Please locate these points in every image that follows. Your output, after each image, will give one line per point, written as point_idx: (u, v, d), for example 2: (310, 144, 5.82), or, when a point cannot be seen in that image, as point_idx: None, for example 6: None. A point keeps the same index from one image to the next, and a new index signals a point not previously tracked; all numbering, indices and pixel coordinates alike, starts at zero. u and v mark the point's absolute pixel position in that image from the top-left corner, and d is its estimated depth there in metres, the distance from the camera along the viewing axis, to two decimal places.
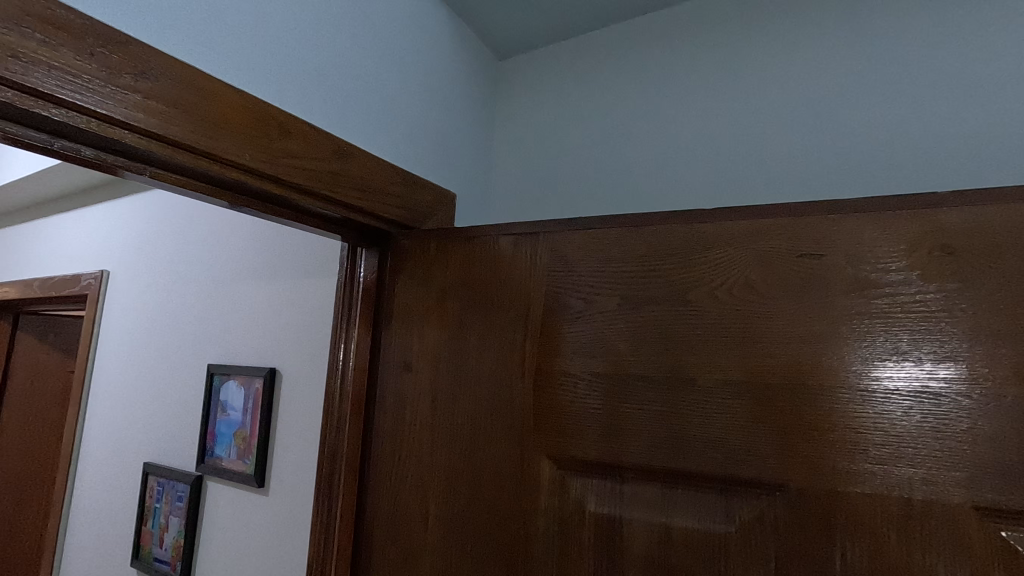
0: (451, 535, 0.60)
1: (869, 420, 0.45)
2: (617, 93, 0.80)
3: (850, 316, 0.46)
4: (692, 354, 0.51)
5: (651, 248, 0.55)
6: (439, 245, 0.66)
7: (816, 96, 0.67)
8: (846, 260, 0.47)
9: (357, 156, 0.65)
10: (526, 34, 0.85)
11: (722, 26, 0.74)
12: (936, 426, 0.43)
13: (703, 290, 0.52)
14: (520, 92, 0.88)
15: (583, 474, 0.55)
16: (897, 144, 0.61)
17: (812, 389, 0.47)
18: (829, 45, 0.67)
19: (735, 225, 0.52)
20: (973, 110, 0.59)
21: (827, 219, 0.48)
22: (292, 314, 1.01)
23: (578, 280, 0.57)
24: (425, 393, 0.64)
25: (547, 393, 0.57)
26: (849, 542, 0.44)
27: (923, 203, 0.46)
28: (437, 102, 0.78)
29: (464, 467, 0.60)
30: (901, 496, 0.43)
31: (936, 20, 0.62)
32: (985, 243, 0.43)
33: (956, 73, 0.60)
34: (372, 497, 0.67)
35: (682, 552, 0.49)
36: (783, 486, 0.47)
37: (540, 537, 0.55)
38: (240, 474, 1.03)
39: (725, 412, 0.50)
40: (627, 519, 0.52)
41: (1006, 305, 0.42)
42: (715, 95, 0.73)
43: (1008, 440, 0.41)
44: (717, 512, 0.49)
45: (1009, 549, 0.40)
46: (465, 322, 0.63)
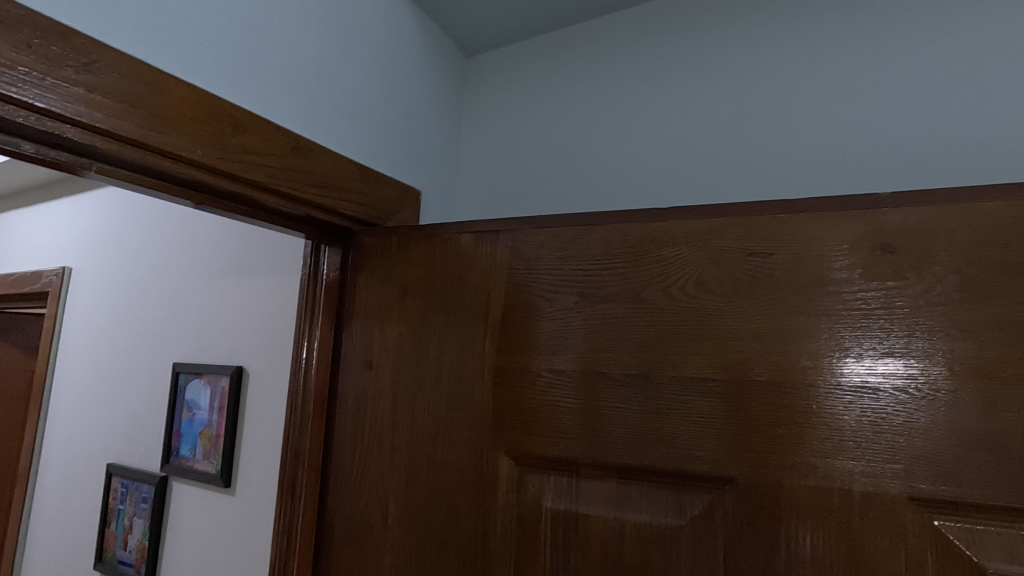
0: (411, 533, 0.60)
1: (813, 415, 0.46)
2: (582, 91, 0.80)
3: (797, 314, 0.48)
4: (646, 351, 0.52)
5: (608, 247, 0.55)
6: (400, 243, 0.66)
7: (774, 96, 0.68)
8: (792, 259, 0.48)
9: (317, 152, 0.64)
10: (492, 31, 0.85)
11: (684, 26, 0.74)
12: (875, 420, 0.44)
13: (657, 288, 0.53)
14: (487, 89, 0.88)
15: (541, 471, 0.55)
16: (849, 145, 0.63)
17: (760, 386, 0.48)
18: (785, 47, 0.68)
19: (689, 225, 0.52)
20: (920, 112, 0.60)
21: (776, 218, 0.49)
22: (257, 311, 1.00)
23: (537, 278, 0.58)
24: (386, 392, 0.64)
25: (506, 390, 0.58)
26: (794, 534, 0.46)
27: (866, 203, 0.47)
28: (401, 98, 0.77)
29: (424, 465, 0.60)
30: (842, 488, 0.45)
31: (886, 24, 0.63)
32: (922, 242, 0.45)
33: (905, 76, 0.61)
34: (333, 497, 0.66)
35: (635, 547, 0.50)
36: (732, 480, 0.48)
37: (498, 533, 0.56)
38: (206, 475, 1.01)
39: (677, 408, 0.50)
40: (583, 515, 0.53)
41: (942, 302, 0.44)
42: (677, 95, 0.73)
43: (941, 433, 0.43)
44: (669, 507, 0.50)
45: (943, 539, 0.42)
46: (426, 320, 0.63)
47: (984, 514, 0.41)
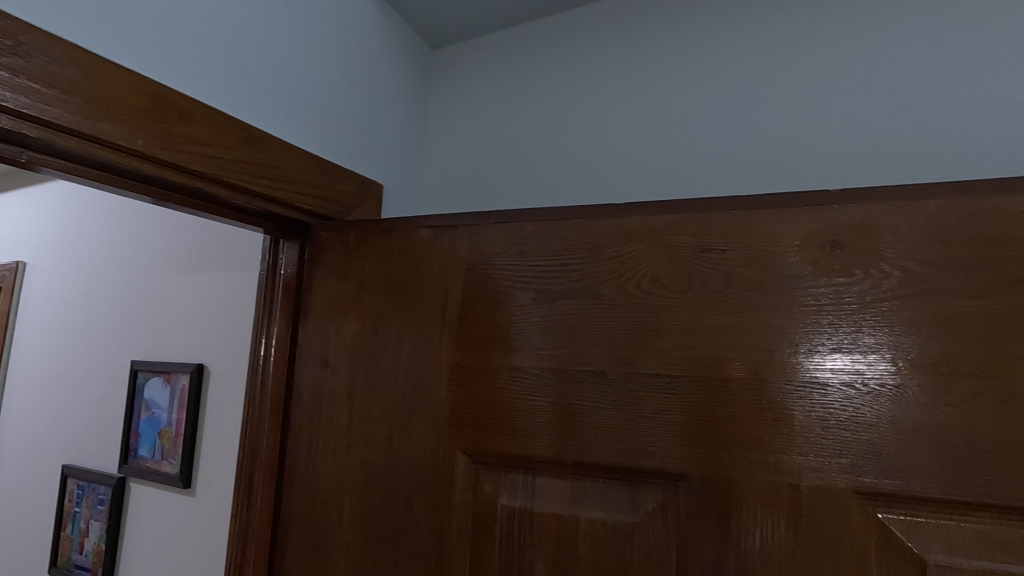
0: (366, 533, 0.59)
1: (764, 411, 0.46)
2: (546, 85, 0.79)
3: (749, 311, 0.48)
4: (602, 347, 0.52)
5: (565, 242, 0.55)
6: (357, 237, 0.64)
7: (734, 93, 0.68)
8: (745, 255, 0.49)
9: (271, 144, 0.62)
10: (456, 23, 0.84)
11: (647, 22, 0.74)
12: (823, 416, 0.45)
13: (613, 284, 0.52)
14: (452, 82, 0.87)
15: (497, 469, 0.55)
16: (806, 142, 0.63)
17: (713, 382, 0.48)
18: (747, 43, 0.68)
19: (646, 220, 0.52)
20: (873, 111, 0.61)
21: (730, 215, 0.49)
22: (217, 307, 0.97)
23: (494, 274, 0.57)
24: (342, 390, 0.63)
25: (463, 387, 0.57)
26: (744, 530, 0.46)
27: (816, 200, 0.47)
28: (362, 89, 0.75)
29: (380, 464, 0.59)
30: (791, 484, 0.45)
31: (843, 22, 0.64)
32: (870, 239, 0.45)
33: (860, 74, 0.62)
34: (288, 497, 0.65)
35: (590, 544, 0.50)
36: (684, 476, 0.48)
37: (454, 532, 0.55)
38: (164, 475, 0.98)
39: (631, 404, 0.50)
40: (538, 512, 0.52)
41: (888, 299, 0.44)
42: (640, 91, 0.73)
43: (885, 427, 0.43)
44: (623, 503, 0.50)
45: (886, 532, 0.43)
46: (383, 317, 0.61)
47: (925, 507, 0.42)
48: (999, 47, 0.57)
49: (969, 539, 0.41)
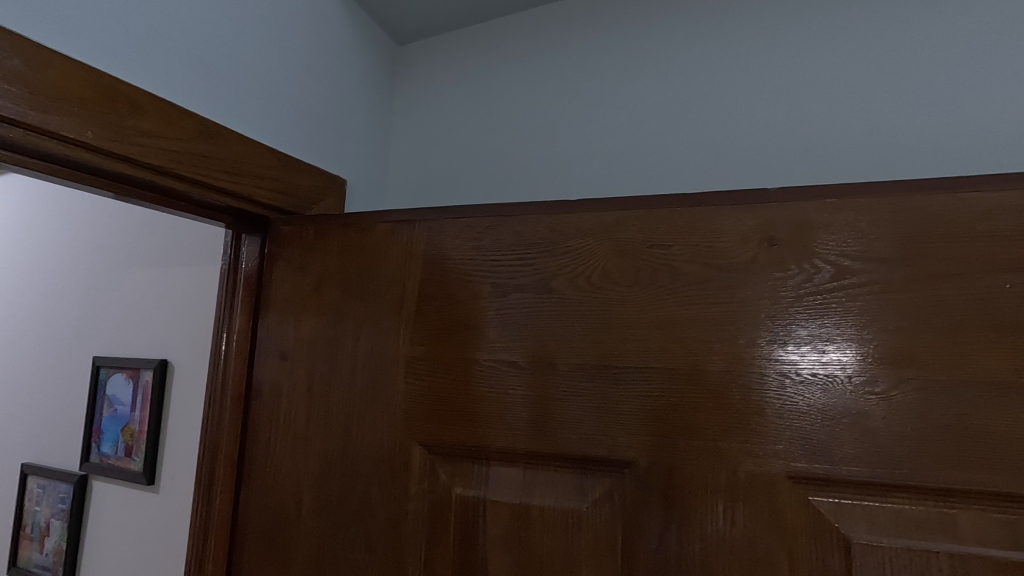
0: (324, 525, 0.59)
1: (704, 401, 0.48)
2: (509, 82, 0.80)
3: (692, 305, 0.50)
4: (554, 340, 0.53)
5: (520, 237, 0.56)
6: (317, 231, 0.65)
7: (690, 93, 0.70)
8: (690, 251, 0.50)
9: (228, 137, 0.62)
10: (421, 19, 0.84)
11: (607, 22, 0.76)
12: (760, 405, 0.47)
13: (565, 279, 0.54)
14: (416, 78, 0.87)
15: (453, 459, 0.56)
16: (756, 142, 0.66)
17: (658, 373, 0.50)
18: (702, 44, 0.70)
19: (597, 217, 0.54)
20: (819, 112, 0.63)
21: (676, 212, 0.51)
22: (180, 302, 0.96)
23: (451, 268, 0.58)
24: (301, 383, 0.63)
25: (420, 379, 0.58)
26: (685, 514, 0.48)
27: (757, 198, 0.49)
28: (324, 84, 0.75)
29: (338, 456, 0.60)
30: (729, 470, 0.47)
31: (792, 26, 0.66)
32: (805, 235, 0.48)
33: (807, 77, 0.64)
34: (247, 491, 0.65)
35: (540, 531, 0.52)
36: (630, 463, 0.50)
37: (410, 521, 0.56)
38: (126, 472, 0.97)
39: (582, 395, 0.52)
40: (491, 500, 0.54)
41: (820, 292, 0.47)
42: (599, 90, 0.74)
43: (816, 415, 0.46)
44: (572, 490, 0.52)
45: (815, 513, 0.45)
46: (341, 311, 0.62)
47: (851, 489, 0.45)
48: (936, 53, 0.60)
49: (890, 519, 0.43)
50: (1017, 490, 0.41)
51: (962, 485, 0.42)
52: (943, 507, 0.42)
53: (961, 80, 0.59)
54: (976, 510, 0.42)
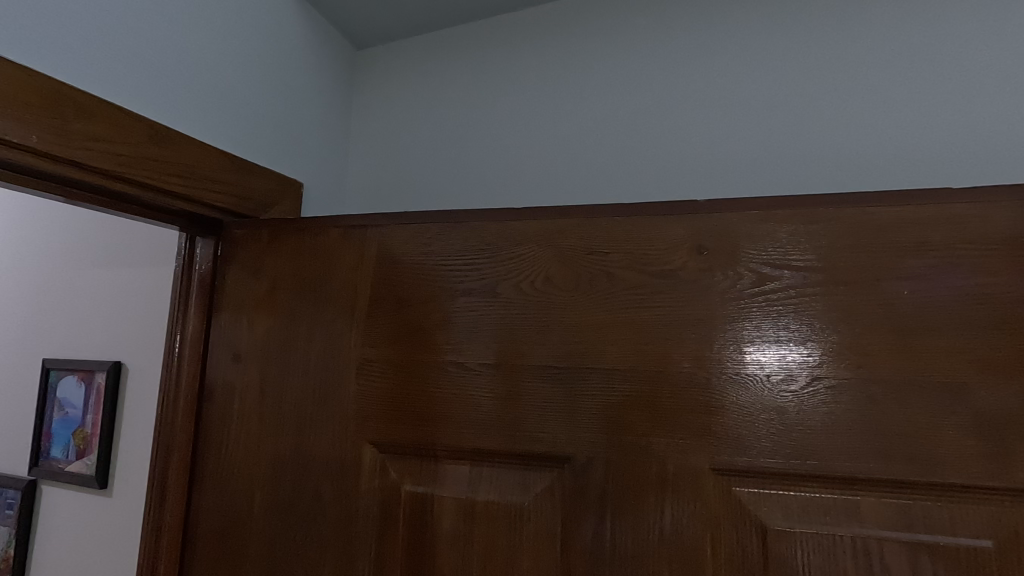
0: (275, 523, 0.60)
1: (638, 398, 0.51)
2: (466, 88, 0.82)
3: (628, 308, 0.53)
4: (499, 342, 0.56)
5: (468, 243, 0.58)
6: (270, 235, 0.66)
7: (637, 104, 0.73)
8: (627, 258, 0.53)
9: (180, 141, 0.62)
10: (380, 25, 0.85)
11: (559, 34, 0.78)
12: (689, 402, 0.50)
13: (511, 283, 0.56)
14: (375, 83, 0.89)
15: (402, 456, 0.58)
16: (697, 152, 0.69)
17: (597, 373, 0.53)
18: (648, 58, 0.73)
19: (541, 224, 0.56)
20: (753, 126, 0.67)
21: (614, 220, 0.54)
22: (132, 304, 0.94)
23: (402, 272, 0.60)
24: (253, 385, 0.64)
25: (371, 380, 0.59)
26: (619, 505, 0.51)
27: (689, 208, 0.53)
28: (281, 88, 0.76)
29: (290, 455, 0.61)
30: (660, 463, 0.50)
31: (731, 43, 0.70)
32: (729, 244, 0.51)
33: (743, 92, 0.68)
34: (199, 492, 0.65)
35: (485, 525, 0.54)
36: (570, 458, 0.53)
37: (361, 518, 0.58)
38: (77, 476, 0.95)
39: (525, 394, 0.54)
40: (438, 495, 0.56)
41: (743, 296, 0.50)
42: (550, 99, 0.77)
43: (738, 411, 0.49)
44: (516, 485, 0.54)
45: (737, 502, 0.49)
46: (294, 313, 0.63)
47: (768, 479, 0.48)
48: (859, 75, 0.64)
49: (802, 507, 0.47)
50: (911, 478, 0.45)
51: (864, 474, 0.46)
52: (849, 495, 0.46)
53: (882, 100, 0.63)
54: (877, 497, 0.46)
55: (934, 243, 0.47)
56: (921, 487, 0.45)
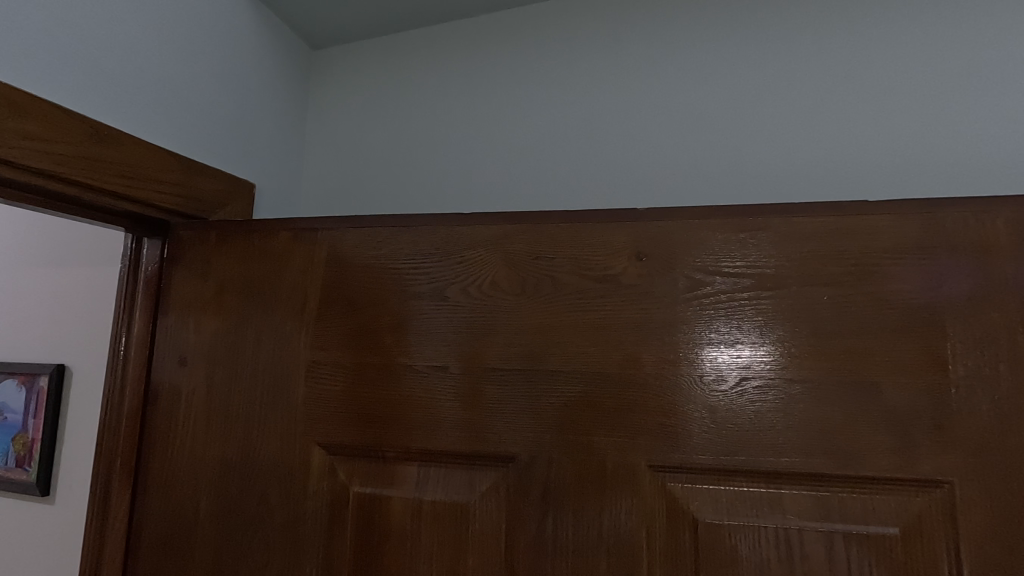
0: (222, 527, 0.60)
1: (580, 399, 0.53)
2: (421, 92, 0.83)
3: (571, 312, 0.55)
4: (446, 344, 0.57)
5: (417, 247, 0.59)
6: (218, 237, 0.65)
7: (587, 112, 0.75)
8: (571, 263, 0.55)
9: (125, 142, 0.61)
10: (335, 27, 0.85)
11: (513, 41, 0.80)
12: (628, 403, 0.52)
13: (458, 287, 0.57)
14: (331, 84, 0.89)
15: (350, 458, 0.58)
16: (644, 161, 0.72)
17: (541, 375, 0.54)
18: (598, 67, 0.75)
19: (489, 229, 0.58)
20: (695, 137, 0.70)
21: (559, 227, 0.56)
22: (76, 305, 0.92)
23: (352, 276, 0.60)
24: (200, 388, 0.63)
25: (319, 382, 0.60)
26: (561, 503, 0.53)
27: (629, 216, 0.55)
28: (233, 88, 0.75)
29: (237, 459, 0.61)
30: (599, 461, 0.52)
31: (676, 55, 0.72)
32: (666, 251, 0.54)
33: (687, 103, 0.71)
34: (143, 497, 0.64)
35: (430, 523, 0.55)
36: (514, 457, 0.54)
37: (308, 520, 0.58)
38: (15, 484, 0.92)
39: (471, 395, 0.56)
40: (386, 496, 0.57)
41: (678, 301, 0.53)
42: (504, 104, 0.79)
43: (672, 410, 0.52)
44: (462, 484, 0.55)
45: (670, 497, 0.51)
46: (243, 316, 0.63)
47: (700, 475, 0.51)
48: (793, 90, 0.68)
49: (730, 501, 0.50)
50: (828, 472, 0.48)
51: (787, 468, 0.49)
52: (773, 488, 0.49)
53: (812, 115, 0.67)
54: (798, 490, 0.49)
55: (850, 252, 0.50)
56: (837, 479, 0.48)
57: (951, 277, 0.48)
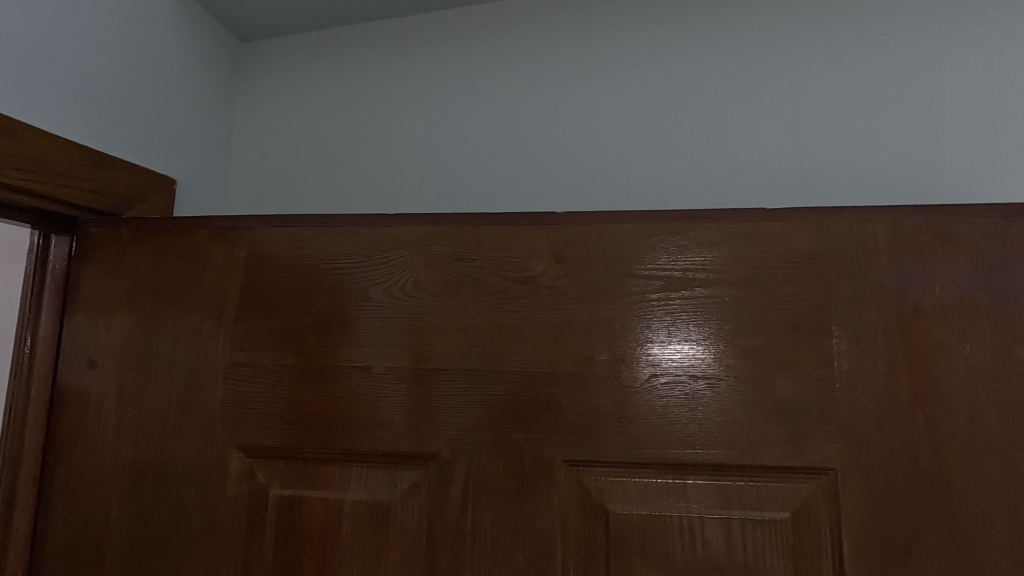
0: (134, 535, 0.58)
1: (499, 398, 0.55)
2: (354, 89, 0.82)
3: (491, 313, 0.56)
4: (369, 345, 0.57)
5: (339, 247, 0.59)
6: (132, 234, 0.63)
7: (517, 115, 0.76)
8: (491, 265, 0.57)
9: (28, 133, 0.58)
10: (264, 20, 0.84)
11: (444, 42, 0.80)
12: (545, 400, 0.54)
13: (381, 288, 0.58)
14: (261, 79, 0.86)
15: (270, 461, 0.58)
16: (570, 164, 0.74)
17: (462, 373, 0.55)
18: (528, 70, 0.77)
19: (413, 231, 0.58)
20: (619, 143, 0.73)
21: (481, 229, 0.57)
22: None
23: (272, 276, 0.60)
24: (111, 391, 0.61)
25: (238, 384, 0.59)
26: (480, 499, 0.54)
27: (548, 220, 0.57)
28: (153, 79, 0.72)
29: (151, 464, 0.59)
30: (517, 457, 0.54)
31: (601, 63, 0.75)
32: (583, 253, 0.56)
33: (612, 110, 0.74)
34: (46, 509, 0.61)
35: (352, 523, 0.55)
36: (434, 456, 0.55)
37: (225, 525, 0.57)
38: None
39: (393, 396, 0.56)
40: (306, 497, 0.57)
41: (592, 302, 0.55)
42: (435, 104, 0.79)
43: (587, 408, 0.54)
44: (384, 483, 0.56)
45: (584, 490, 0.53)
46: (158, 317, 0.61)
47: (612, 468, 0.53)
48: (709, 100, 0.72)
49: (639, 491, 0.53)
50: (728, 461, 0.52)
51: (691, 460, 0.52)
52: (678, 479, 0.52)
53: (726, 124, 0.71)
54: (701, 480, 0.52)
55: (750, 256, 0.54)
56: (736, 469, 0.52)
57: (838, 280, 0.52)
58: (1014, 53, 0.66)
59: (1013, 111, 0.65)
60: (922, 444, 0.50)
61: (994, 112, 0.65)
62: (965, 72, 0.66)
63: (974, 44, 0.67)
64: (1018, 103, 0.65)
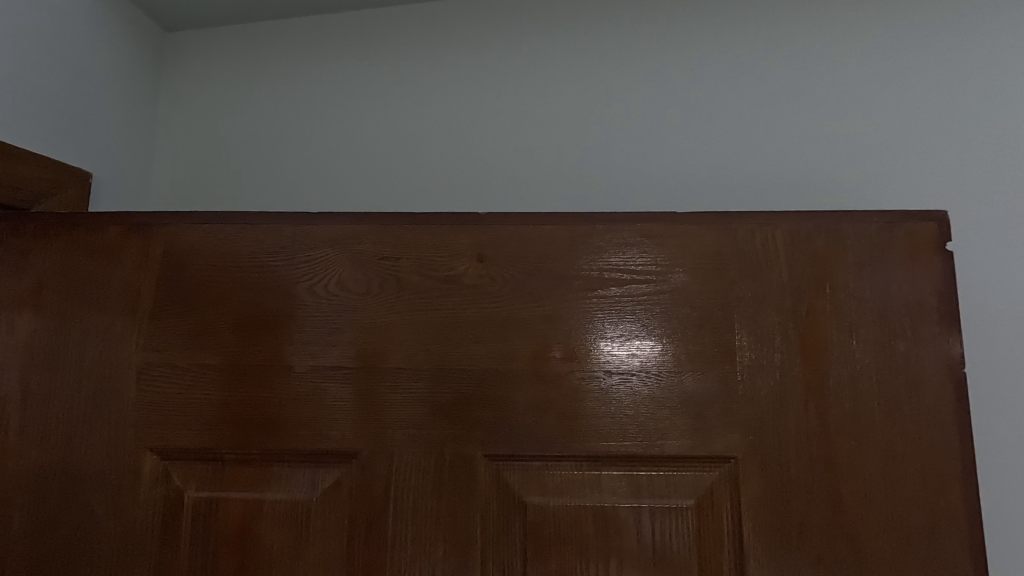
0: (37, 543, 0.56)
1: (421, 396, 0.55)
2: (284, 84, 0.81)
3: (415, 312, 0.57)
4: (290, 345, 0.57)
5: (260, 246, 0.58)
6: (37, 229, 0.60)
7: (450, 115, 0.78)
8: (415, 265, 0.57)
9: None
10: (190, 10, 0.81)
11: (378, 41, 0.81)
12: (467, 397, 0.55)
13: (303, 286, 0.57)
14: (186, 71, 0.84)
15: (186, 463, 0.56)
16: (501, 165, 0.76)
17: (384, 372, 0.56)
18: (461, 72, 0.79)
19: (336, 230, 0.58)
20: (548, 146, 0.76)
21: (404, 228, 0.58)
22: None
23: (190, 275, 0.58)
24: (12, 394, 0.58)
25: (153, 385, 0.57)
26: (401, 496, 0.55)
27: (471, 220, 0.58)
28: (66, 67, 0.69)
29: (57, 470, 0.57)
30: (438, 454, 0.55)
31: (532, 69, 0.78)
32: (505, 254, 0.57)
33: (542, 114, 0.77)
34: None
35: (271, 523, 0.55)
36: (356, 454, 0.55)
37: (137, 530, 0.55)
38: None
39: (314, 395, 0.56)
40: (224, 499, 0.56)
41: (513, 300, 0.56)
42: (369, 103, 0.80)
43: (508, 404, 0.55)
44: (304, 483, 0.56)
45: (503, 484, 0.55)
46: (66, 316, 0.58)
47: (531, 462, 0.55)
48: (632, 107, 0.77)
49: (556, 484, 0.54)
50: (639, 452, 0.54)
51: (605, 453, 0.54)
52: (593, 471, 0.54)
53: (647, 130, 0.76)
54: (615, 471, 0.54)
55: (662, 256, 0.56)
56: (646, 460, 0.54)
57: (740, 281, 0.56)
58: (893, 78, 0.74)
59: (891, 128, 0.74)
60: (813, 433, 0.53)
61: (875, 127, 0.74)
62: (852, 90, 0.75)
63: (861, 70, 0.75)
64: (894, 121, 0.74)
